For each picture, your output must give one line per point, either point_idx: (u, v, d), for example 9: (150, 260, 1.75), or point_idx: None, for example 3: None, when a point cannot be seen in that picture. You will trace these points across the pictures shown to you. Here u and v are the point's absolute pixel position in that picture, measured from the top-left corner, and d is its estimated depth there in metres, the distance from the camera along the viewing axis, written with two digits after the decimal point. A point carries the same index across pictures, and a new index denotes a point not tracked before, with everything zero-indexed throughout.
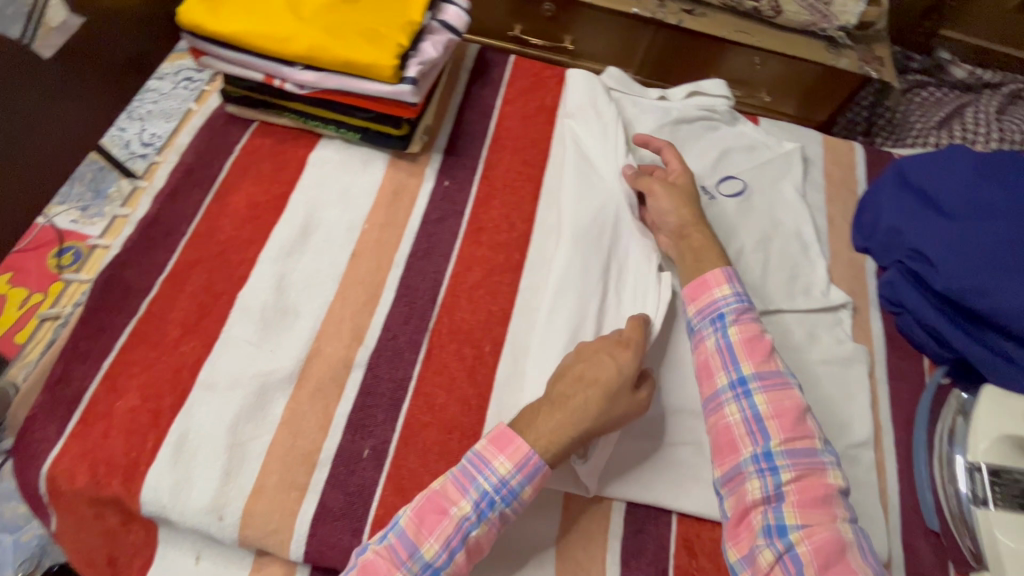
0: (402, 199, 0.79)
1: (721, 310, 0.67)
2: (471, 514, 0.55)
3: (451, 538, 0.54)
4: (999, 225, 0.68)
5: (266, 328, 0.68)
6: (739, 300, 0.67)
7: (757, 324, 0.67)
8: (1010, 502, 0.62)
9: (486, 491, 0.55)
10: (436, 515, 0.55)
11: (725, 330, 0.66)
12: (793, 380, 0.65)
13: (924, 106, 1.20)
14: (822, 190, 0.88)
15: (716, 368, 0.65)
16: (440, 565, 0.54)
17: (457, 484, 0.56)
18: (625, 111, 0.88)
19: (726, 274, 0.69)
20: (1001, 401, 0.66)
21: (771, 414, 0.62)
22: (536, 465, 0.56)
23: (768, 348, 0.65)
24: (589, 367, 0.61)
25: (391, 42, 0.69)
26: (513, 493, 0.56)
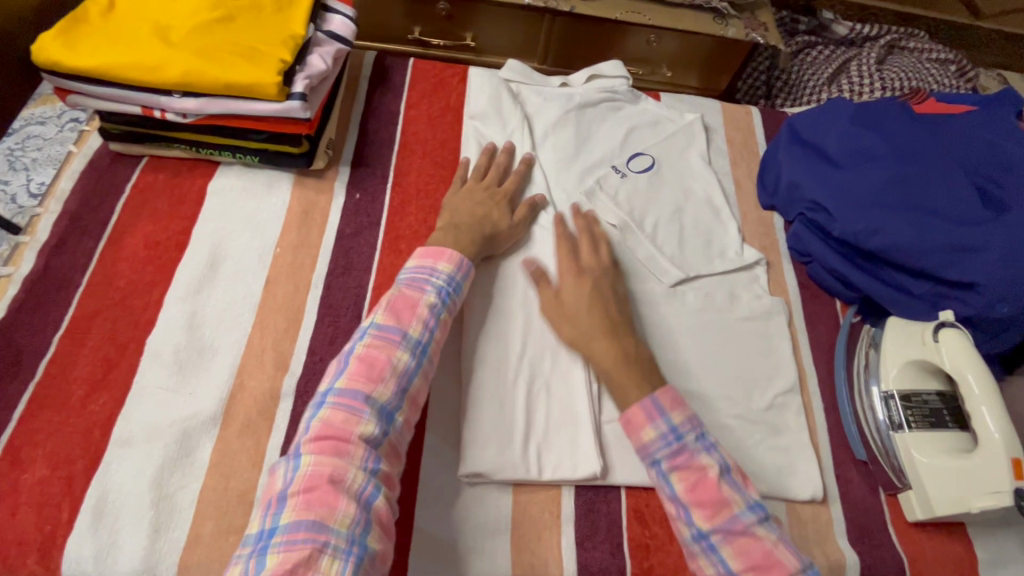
0: (314, 218, 0.77)
1: (655, 456, 0.59)
2: (437, 302, 0.64)
3: (429, 320, 0.62)
4: (878, 168, 0.73)
5: (182, 371, 0.65)
6: (671, 440, 0.59)
7: (698, 458, 0.58)
8: (922, 421, 0.67)
9: (442, 284, 0.65)
10: (410, 307, 0.62)
11: (665, 479, 0.58)
12: (757, 514, 0.56)
13: (815, 64, 1.25)
14: (727, 155, 0.92)
15: (676, 521, 0.58)
16: (427, 342, 0.61)
17: (415, 285, 0.64)
18: (529, 102, 0.89)
19: (647, 411, 0.60)
20: (903, 330, 0.71)
21: (743, 566, 0.54)
22: (470, 263, 0.68)
23: (717, 485, 0.56)
24: (472, 204, 0.75)
25: (273, 58, 0.68)
26: (461, 285, 0.67)
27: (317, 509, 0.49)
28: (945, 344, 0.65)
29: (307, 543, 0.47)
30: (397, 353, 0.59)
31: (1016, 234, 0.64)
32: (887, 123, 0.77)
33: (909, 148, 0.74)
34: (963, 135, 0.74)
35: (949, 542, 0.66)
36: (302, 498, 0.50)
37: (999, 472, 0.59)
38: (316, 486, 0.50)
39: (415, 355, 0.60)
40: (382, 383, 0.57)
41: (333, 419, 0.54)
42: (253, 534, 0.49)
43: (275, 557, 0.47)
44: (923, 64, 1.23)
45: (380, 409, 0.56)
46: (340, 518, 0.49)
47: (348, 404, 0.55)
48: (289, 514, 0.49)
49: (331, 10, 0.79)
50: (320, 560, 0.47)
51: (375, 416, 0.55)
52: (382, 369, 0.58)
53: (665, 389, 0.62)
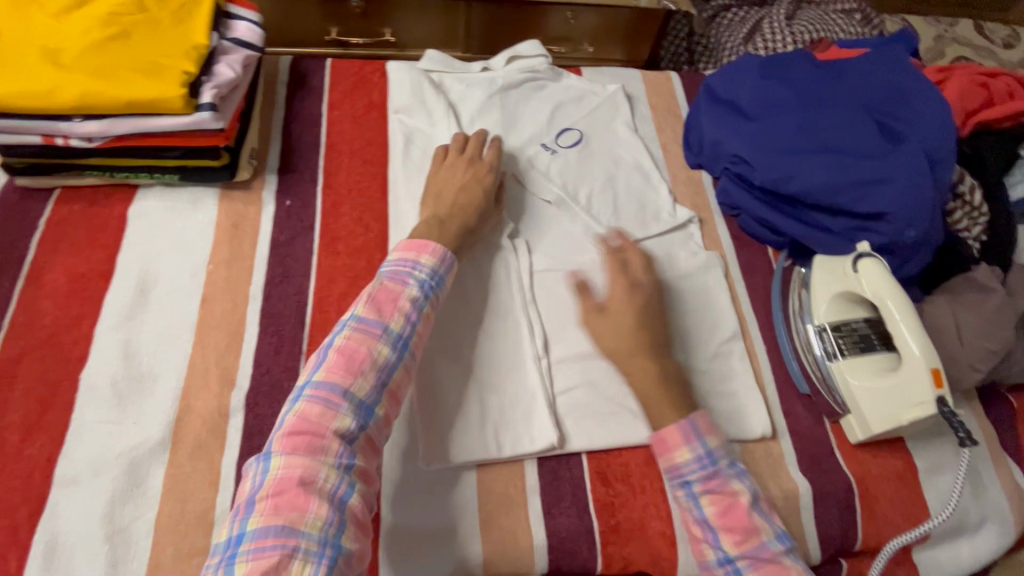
0: (245, 230, 0.75)
1: (687, 478, 0.60)
2: (419, 296, 0.64)
3: (410, 314, 0.62)
4: (788, 117, 0.76)
5: (123, 402, 0.63)
6: (706, 463, 0.60)
7: (728, 485, 0.60)
8: (854, 347, 0.71)
9: (424, 279, 0.65)
10: (391, 301, 0.62)
11: (695, 501, 0.60)
12: (784, 544, 0.58)
13: (731, 26, 1.26)
14: (651, 122, 0.94)
15: (701, 542, 0.59)
16: (408, 336, 0.61)
17: (395, 279, 0.64)
18: (452, 90, 0.89)
19: (684, 434, 0.61)
20: (829, 265, 0.74)
21: None
22: (450, 258, 0.68)
23: (746, 513, 0.58)
24: (458, 189, 0.75)
25: (176, 71, 0.66)
26: (445, 279, 0.67)
27: (286, 513, 0.48)
28: (865, 273, 0.69)
29: (276, 549, 0.47)
30: (377, 346, 0.59)
31: (915, 164, 0.69)
32: (792, 73, 0.81)
33: (814, 95, 0.77)
34: (861, 76, 0.78)
35: (891, 456, 0.70)
36: (272, 501, 0.49)
37: (921, 383, 0.63)
38: (286, 488, 0.50)
39: (396, 349, 0.60)
40: (360, 376, 0.57)
41: (308, 413, 0.54)
42: (223, 539, 0.49)
43: (245, 565, 0.46)
44: (829, 16, 1.27)
45: (359, 403, 0.56)
46: (312, 520, 0.49)
47: (324, 397, 0.55)
48: (258, 518, 0.48)
49: (234, 16, 0.77)
50: (291, 565, 0.47)
51: (352, 410, 0.55)
52: (361, 362, 0.57)
53: (701, 413, 0.63)
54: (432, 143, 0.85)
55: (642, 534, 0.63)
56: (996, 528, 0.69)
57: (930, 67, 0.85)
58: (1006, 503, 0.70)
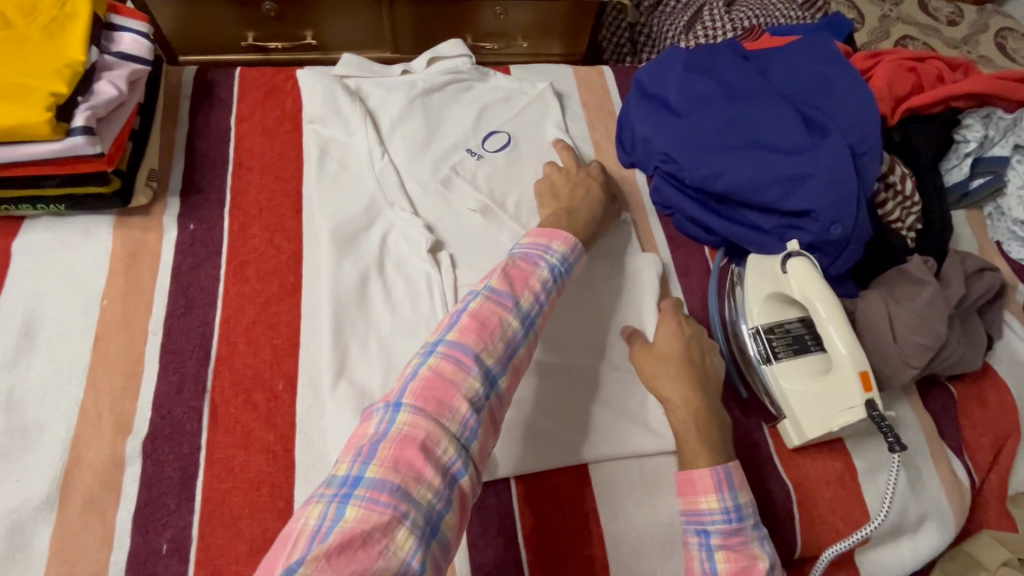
0: (143, 259, 0.70)
1: (707, 527, 0.57)
2: (549, 279, 0.62)
3: (539, 293, 0.60)
4: (712, 112, 0.74)
5: (5, 458, 0.58)
6: (731, 518, 0.56)
7: (751, 549, 0.56)
8: (788, 350, 0.68)
9: (555, 263, 0.63)
10: (523, 277, 0.60)
11: (710, 553, 0.56)
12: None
13: (673, 14, 1.22)
14: (584, 120, 0.91)
15: None
16: (535, 316, 0.59)
17: (530, 257, 0.63)
18: (370, 97, 0.84)
19: (716, 480, 0.58)
20: (761, 265, 0.72)
21: None
22: (580, 248, 0.67)
23: None
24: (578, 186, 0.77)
25: (43, 93, 0.60)
26: (571, 264, 0.65)
27: (404, 471, 0.44)
28: (794, 274, 0.67)
29: (389, 507, 0.42)
30: (508, 319, 0.56)
31: (838, 158, 0.67)
32: (718, 66, 0.78)
33: (738, 89, 0.75)
34: (787, 67, 0.76)
35: (829, 459, 0.68)
36: (392, 452, 0.45)
37: (851, 388, 0.62)
38: (409, 444, 0.45)
39: (524, 325, 0.57)
40: (491, 344, 0.54)
41: (441, 368, 0.50)
42: (338, 476, 0.44)
43: (356, 512, 0.42)
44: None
45: (487, 370, 0.52)
46: (425, 487, 0.44)
47: (456, 357, 0.52)
48: (377, 467, 0.44)
49: (118, 28, 0.72)
50: (396, 530, 0.41)
51: (481, 375, 0.52)
52: (492, 332, 0.55)
53: (734, 464, 0.60)
54: (349, 154, 0.80)
55: (572, 561, 0.61)
56: (936, 525, 0.68)
57: (858, 55, 0.82)
58: (945, 498, 0.69)
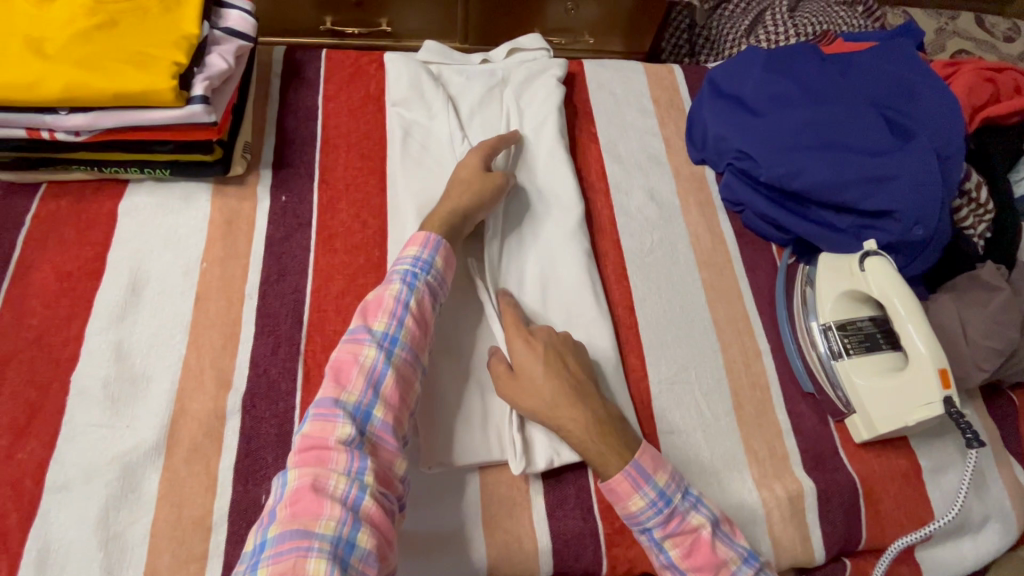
0: (239, 227, 0.73)
1: (645, 524, 0.59)
2: (403, 289, 0.63)
3: (396, 310, 0.62)
4: (792, 112, 0.75)
5: (116, 405, 0.61)
6: (662, 506, 0.58)
7: (687, 522, 0.59)
8: (859, 347, 0.70)
9: (408, 269, 0.65)
10: (376, 306, 0.62)
11: (660, 546, 0.59)
12: (752, 566, 0.59)
13: (733, 17, 1.26)
14: (655, 115, 0.92)
15: None
16: (396, 332, 0.61)
17: (383, 284, 0.65)
18: (452, 83, 0.87)
19: (632, 481, 0.59)
20: (834, 263, 0.74)
21: None
22: (435, 238, 0.67)
23: (709, 547, 0.58)
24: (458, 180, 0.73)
25: (166, 62, 0.63)
26: (429, 262, 0.66)
27: (301, 518, 0.49)
28: (871, 274, 0.69)
29: (292, 552, 0.47)
30: (363, 353, 0.59)
31: (920, 162, 0.69)
32: (798, 68, 0.80)
33: (819, 90, 0.76)
34: (868, 72, 0.77)
35: (894, 456, 0.70)
36: (289, 510, 0.50)
37: (928, 385, 0.63)
38: (300, 497, 0.50)
39: (383, 347, 0.60)
40: (350, 385, 0.58)
41: (311, 430, 0.55)
42: (249, 549, 0.50)
43: (267, 570, 0.47)
44: (831, 8, 1.26)
45: (352, 409, 0.56)
46: (325, 521, 0.49)
47: (322, 412, 0.56)
48: (276, 526, 0.49)
49: (225, 5, 0.75)
50: (307, 566, 0.47)
51: (348, 416, 0.55)
52: (351, 370, 0.58)
53: (643, 449, 0.60)
54: (430, 137, 0.82)
55: None
56: (999, 527, 0.69)
57: (937, 62, 0.84)
58: (1007, 501, 0.70)
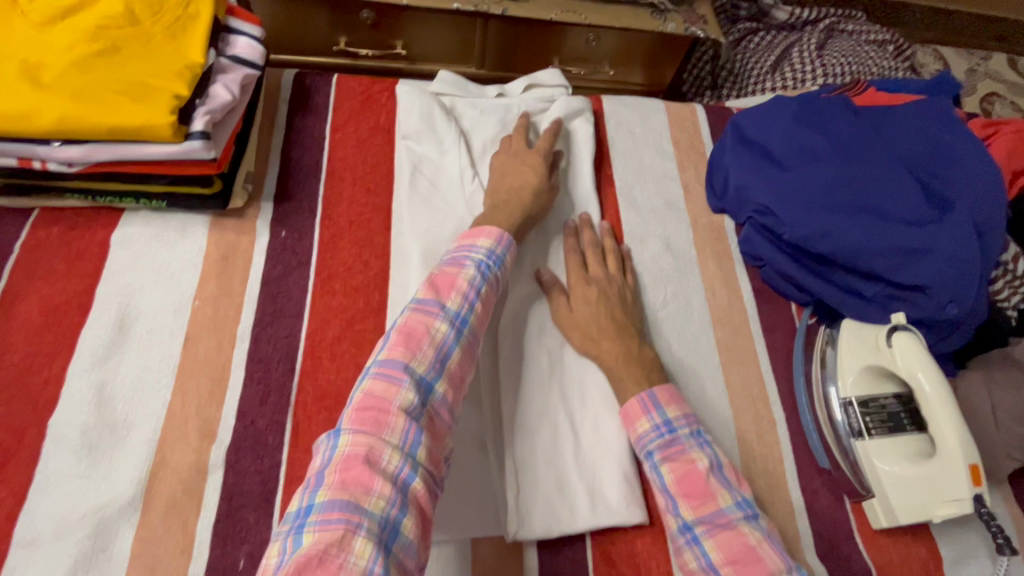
0: (235, 262, 0.70)
1: (647, 446, 0.61)
2: (475, 276, 0.62)
3: (468, 293, 0.61)
4: (824, 167, 0.71)
5: (94, 454, 0.58)
6: (663, 432, 0.60)
7: (688, 453, 0.59)
8: (882, 427, 0.66)
9: (481, 259, 0.64)
10: (449, 281, 0.61)
11: (656, 470, 0.59)
12: (745, 511, 0.55)
13: (758, 51, 1.25)
14: (674, 158, 0.89)
15: (665, 514, 0.58)
16: (467, 315, 0.59)
17: (453, 262, 0.63)
18: (465, 117, 0.84)
19: (641, 403, 0.62)
20: (858, 331, 0.70)
21: (724, 561, 0.53)
22: (507, 237, 0.67)
23: (704, 481, 0.57)
24: (508, 176, 0.75)
25: (167, 94, 0.60)
26: (500, 258, 0.66)
27: (352, 488, 0.46)
28: (899, 352, 0.65)
29: (341, 523, 0.44)
30: (435, 325, 0.57)
31: (960, 235, 0.65)
32: (828, 120, 0.75)
33: (853, 147, 0.72)
34: (901, 129, 0.73)
35: (914, 544, 0.65)
36: (339, 476, 0.47)
37: (959, 482, 0.60)
38: (352, 465, 0.47)
39: (455, 327, 0.58)
40: (420, 353, 0.55)
41: (374, 389, 0.52)
42: (292, 510, 0.46)
43: (311, 536, 0.43)
44: (862, 47, 1.24)
45: (419, 378, 0.54)
46: (375, 499, 0.46)
47: (388, 373, 0.53)
48: (325, 492, 0.46)
49: (232, 31, 0.72)
50: (353, 541, 0.43)
51: (414, 384, 0.53)
52: (422, 339, 0.56)
53: (663, 385, 0.64)
54: (440, 173, 0.79)
55: None
56: None
57: (977, 121, 0.80)
58: None
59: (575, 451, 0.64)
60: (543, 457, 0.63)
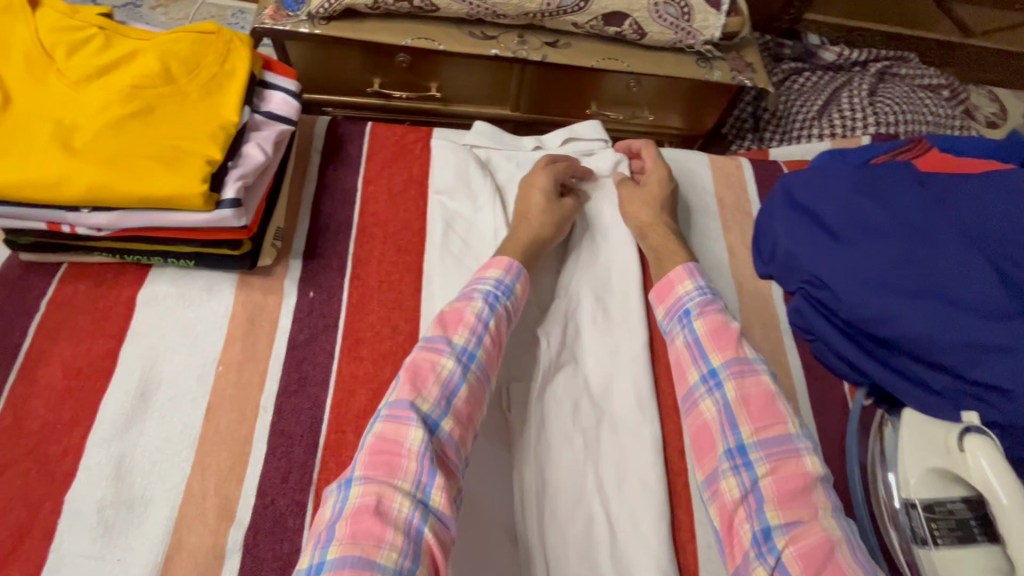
0: (261, 325, 0.68)
1: (686, 305, 0.67)
2: (483, 307, 0.61)
3: (476, 327, 0.60)
4: (887, 247, 0.66)
5: (109, 533, 0.55)
6: (701, 293, 0.67)
7: (723, 314, 0.65)
8: (950, 537, 0.60)
9: (489, 290, 0.63)
10: (457, 317, 0.60)
11: (690, 323, 0.65)
12: (765, 367, 0.62)
13: (804, 93, 1.19)
14: (718, 218, 0.85)
15: (688, 365, 0.64)
16: (474, 350, 0.58)
17: (462, 297, 0.63)
18: (501, 170, 0.81)
19: (687, 269, 0.69)
20: (922, 426, 0.64)
21: (741, 400, 0.59)
22: (519, 266, 0.66)
23: (735, 336, 0.63)
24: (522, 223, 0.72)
25: (199, 159, 0.58)
26: (510, 287, 0.65)
27: (363, 542, 0.45)
28: (972, 454, 0.58)
29: None
30: (441, 362, 0.56)
31: None
32: (893, 191, 0.70)
33: (921, 225, 0.67)
34: (977, 204, 0.67)
35: None
36: (350, 529, 0.46)
37: None
38: (363, 516, 0.46)
39: (461, 363, 0.57)
40: (425, 390, 0.54)
41: (385, 432, 0.51)
42: (302, 567, 0.45)
43: None
44: (915, 94, 1.19)
45: (425, 416, 0.52)
46: (386, 552, 0.44)
47: (397, 415, 0.52)
48: (337, 548, 0.45)
49: (268, 85, 0.70)
50: None
51: (421, 423, 0.52)
52: (427, 377, 0.55)
53: (700, 264, 0.71)
54: (473, 231, 0.76)
55: None
56: None
57: None
58: None
59: (612, 546, 0.60)
60: (577, 552, 0.59)
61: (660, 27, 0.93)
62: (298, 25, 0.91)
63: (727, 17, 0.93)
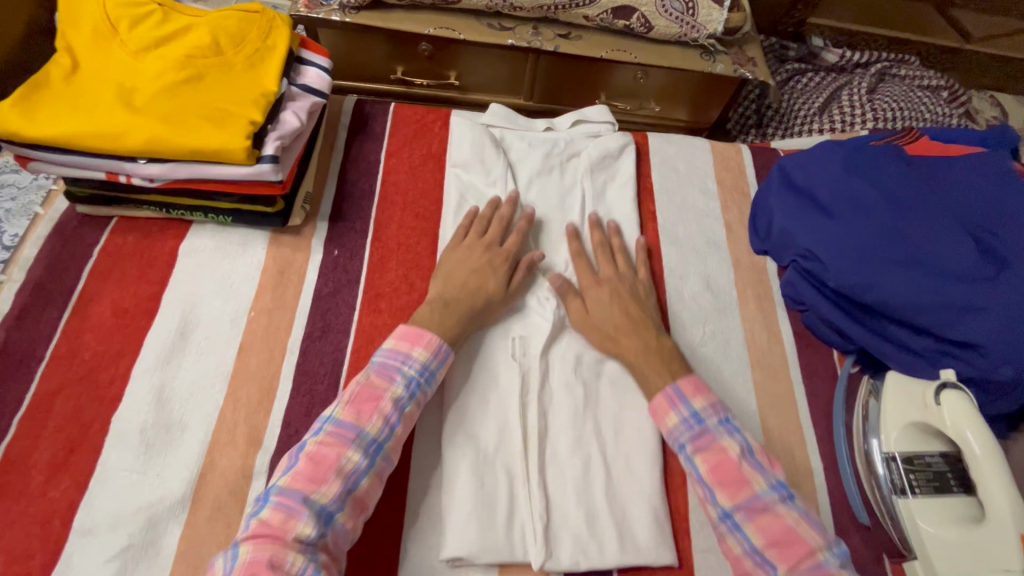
0: (290, 277, 0.74)
1: (680, 442, 0.63)
2: (404, 394, 0.61)
3: (390, 416, 0.60)
4: (873, 220, 0.71)
5: (150, 452, 0.61)
6: (693, 424, 0.63)
7: (720, 442, 0.61)
8: (927, 487, 0.64)
9: (412, 375, 0.62)
10: (372, 401, 0.60)
11: (691, 462, 0.61)
12: (780, 493, 0.58)
13: (805, 92, 1.25)
14: (718, 199, 0.89)
15: (704, 503, 0.60)
16: (383, 441, 0.59)
17: (381, 376, 0.62)
18: (513, 149, 0.87)
19: (668, 400, 0.65)
20: (904, 385, 0.68)
21: (767, 542, 0.55)
22: (446, 350, 0.65)
23: (738, 468, 0.59)
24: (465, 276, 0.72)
25: (243, 120, 0.65)
26: (433, 373, 0.64)
27: None
28: (947, 407, 0.63)
29: None
30: (347, 454, 0.56)
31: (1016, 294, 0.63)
32: (880, 172, 0.75)
33: (906, 201, 0.71)
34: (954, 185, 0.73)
35: None
36: None
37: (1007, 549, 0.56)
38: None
39: (368, 454, 0.57)
40: (325, 484, 0.54)
41: (271, 519, 0.52)
42: None
43: None
44: (914, 93, 1.24)
45: (321, 509, 0.53)
46: None
47: (288, 503, 0.52)
48: None
49: (303, 61, 0.77)
50: None
51: (314, 517, 0.52)
52: (329, 470, 0.55)
53: (683, 378, 0.66)
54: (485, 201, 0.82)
55: None
56: None
57: None
58: None
59: (606, 481, 0.64)
60: (574, 484, 0.63)
61: (666, 21, 0.99)
62: (331, 13, 0.99)
63: (729, 13, 0.98)
